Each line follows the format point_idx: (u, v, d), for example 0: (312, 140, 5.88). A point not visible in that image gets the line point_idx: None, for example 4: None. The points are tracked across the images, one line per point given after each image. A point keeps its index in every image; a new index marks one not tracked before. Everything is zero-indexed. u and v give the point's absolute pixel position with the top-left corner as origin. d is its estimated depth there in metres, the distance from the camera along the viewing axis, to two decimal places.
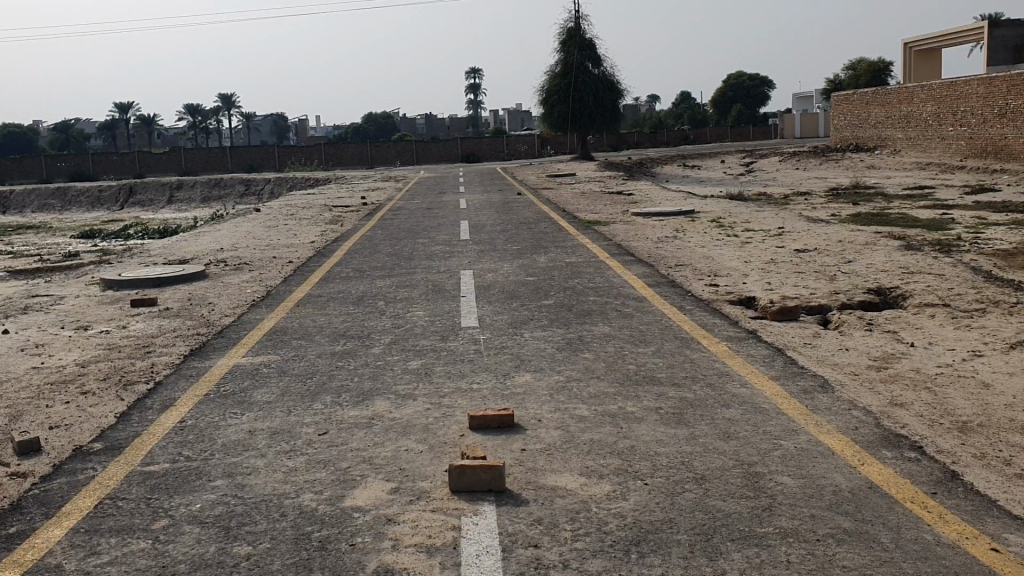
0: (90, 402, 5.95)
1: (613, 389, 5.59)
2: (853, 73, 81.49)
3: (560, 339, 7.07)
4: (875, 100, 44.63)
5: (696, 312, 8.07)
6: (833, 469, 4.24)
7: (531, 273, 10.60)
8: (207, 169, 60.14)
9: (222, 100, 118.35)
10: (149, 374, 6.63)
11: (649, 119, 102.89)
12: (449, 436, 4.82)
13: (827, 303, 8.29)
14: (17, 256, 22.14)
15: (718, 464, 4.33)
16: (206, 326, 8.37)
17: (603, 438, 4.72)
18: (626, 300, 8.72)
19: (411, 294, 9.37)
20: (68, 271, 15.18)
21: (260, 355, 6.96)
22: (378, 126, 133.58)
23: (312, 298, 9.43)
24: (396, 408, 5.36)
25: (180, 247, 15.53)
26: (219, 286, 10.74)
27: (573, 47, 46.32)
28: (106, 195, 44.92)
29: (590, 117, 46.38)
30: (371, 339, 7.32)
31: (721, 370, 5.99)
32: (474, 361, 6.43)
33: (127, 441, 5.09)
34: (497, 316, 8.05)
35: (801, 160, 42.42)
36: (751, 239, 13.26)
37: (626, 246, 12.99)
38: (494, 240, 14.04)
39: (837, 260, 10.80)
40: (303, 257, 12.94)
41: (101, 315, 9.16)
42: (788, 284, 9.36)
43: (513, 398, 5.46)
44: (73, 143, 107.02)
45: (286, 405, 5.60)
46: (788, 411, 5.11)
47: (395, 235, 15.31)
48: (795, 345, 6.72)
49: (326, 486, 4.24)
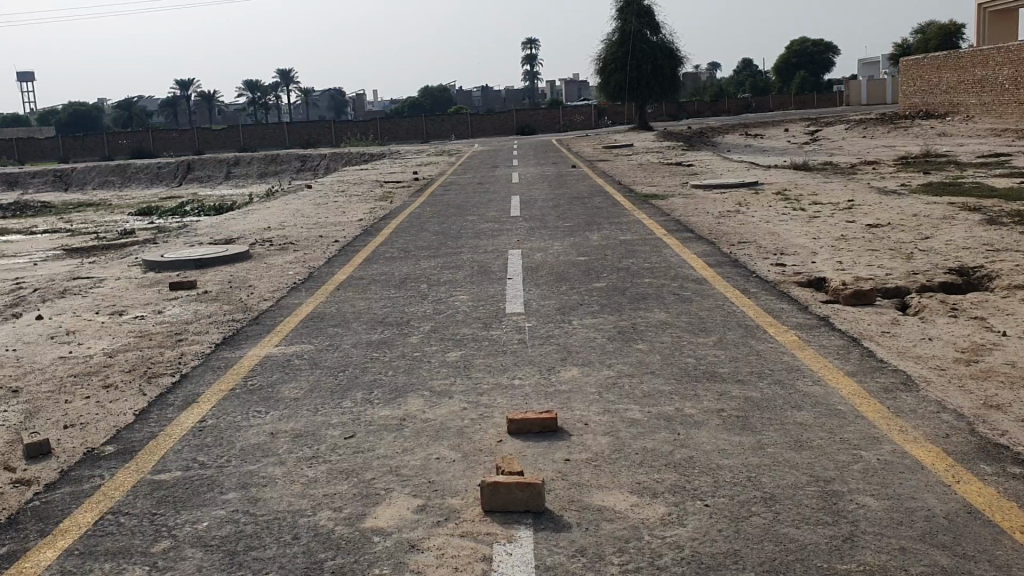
0: (111, 398, 5.61)
1: (669, 386, 5.07)
2: (923, 36, 78.65)
3: (611, 327, 6.56)
4: (947, 64, 42.86)
5: (760, 296, 7.49)
6: (923, 488, 3.66)
7: (583, 252, 10.07)
8: (265, 144, 60.43)
9: (281, 76, 119.31)
10: (175, 365, 6.28)
11: (710, 88, 100.87)
12: (486, 442, 4.35)
13: (906, 285, 7.61)
14: (74, 233, 22.29)
15: (789, 481, 3.80)
16: (242, 311, 8.02)
17: (657, 447, 4.21)
18: (684, 282, 8.15)
19: (455, 276, 8.92)
20: (118, 250, 15.12)
21: (294, 345, 6.57)
22: (435, 99, 133.39)
23: (353, 281, 9.04)
24: (431, 408, 4.92)
25: (229, 225, 15.33)
26: (261, 267, 10.43)
27: (631, 14, 45.27)
28: (164, 171, 45.53)
29: (648, 86, 45.33)
30: (410, 327, 6.89)
31: (791, 365, 5.42)
32: (518, 352, 5.95)
33: (141, 444, 4.73)
34: (545, 300, 7.55)
35: (868, 128, 40.95)
36: (819, 213, 12.52)
37: (685, 222, 12.35)
38: (546, 216, 13.51)
39: (913, 235, 10.07)
40: (349, 236, 12.61)
41: (137, 299, 8.90)
42: (861, 263, 8.70)
43: (558, 397, 4.98)
44: (136, 119, 108.84)
45: (314, 401, 5.20)
46: (868, 415, 4.54)
47: (445, 211, 14.90)
48: (872, 335, 6.10)
49: (345, 503, 3.80)
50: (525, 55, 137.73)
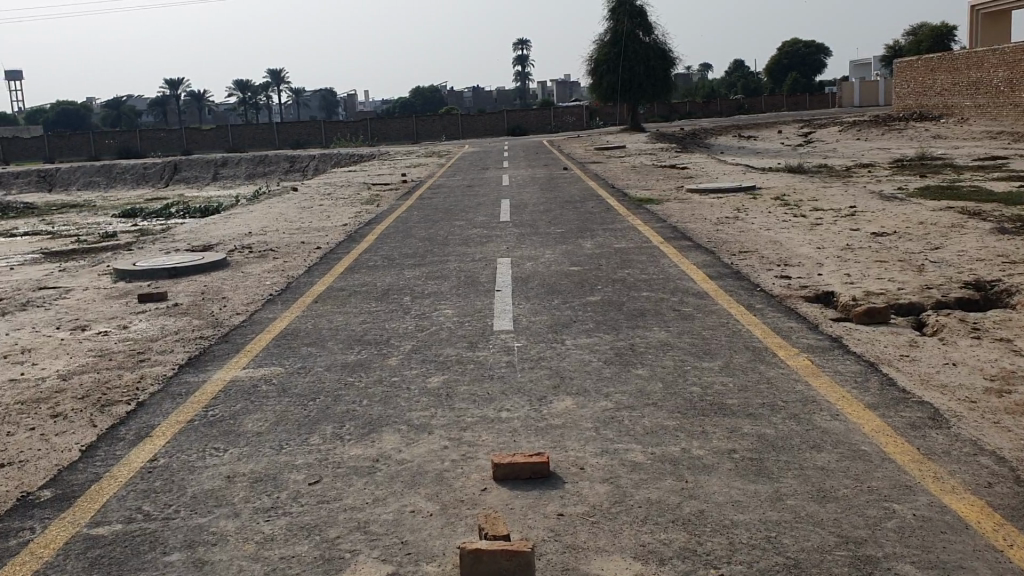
0: (58, 430, 5.08)
1: (674, 421, 4.58)
2: (915, 38, 78.41)
3: (608, 348, 6.06)
4: (941, 66, 42.51)
5: (766, 312, 7.01)
6: (971, 555, 3.18)
7: (576, 261, 9.59)
8: (255, 144, 59.77)
9: (272, 76, 118.63)
10: (132, 391, 5.74)
11: (702, 88, 100.58)
12: (469, 491, 3.85)
13: (920, 300, 7.14)
14: (55, 236, 21.67)
15: (816, 542, 3.31)
16: (212, 326, 7.50)
17: (662, 498, 3.72)
18: (684, 296, 7.66)
19: (441, 287, 8.42)
20: (93, 256, 14.59)
21: (262, 368, 6.05)
22: (426, 100, 132.79)
23: (332, 292, 8.53)
24: (407, 446, 4.41)
25: (208, 230, 14.78)
26: (237, 277, 9.90)
27: (623, 15, 44.77)
28: (151, 172, 44.85)
29: (641, 87, 44.90)
30: (390, 346, 6.39)
31: (806, 396, 4.93)
32: (506, 378, 5.43)
33: (81, 489, 4.20)
34: (535, 316, 7.05)
35: (863, 129, 40.56)
36: (820, 221, 12.05)
37: (682, 229, 11.88)
38: (537, 222, 13.02)
39: (922, 245, 9.60)
40: (332, 242, 12.10)
41: (103, 312, 8.37)
42: (870, 275, 8.22)
43: (550, 433, 4.48)
44: (124, 118, 108.13)
45: (280, 437, 4.68)
46: (897, 458, 4.04)
47: (432, 216, 14.36)
48: (889, 359, 5.62)
49: (303, 570, 3.29)
50: (517, 55, 137.10)
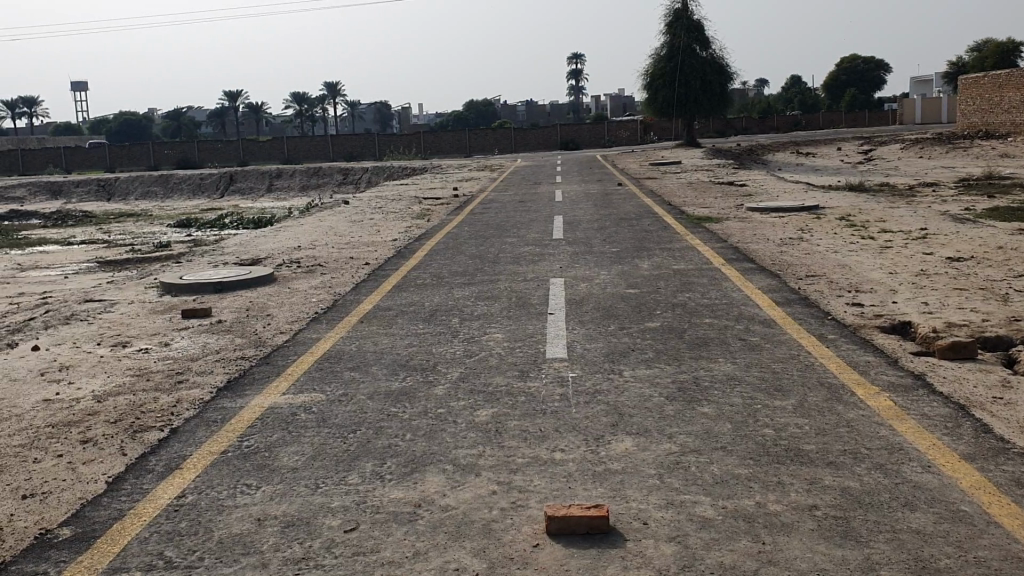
0: (86, 458, 4.79)
1: (746, 470, 4.16)
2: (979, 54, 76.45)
3: (670, 381, 5.63)
4: (1009, 83, 41.20)
5: (840, 344, 6.51)
6: None
7: (632, 283, 9.16)
8: (310, 157, 60.11)
9: (330, 89, 119.63)
10: (165, 417, 5.43)
11: (759, 104, 99.52)
12: (520, 548, 3.47)
13: (1008, 334, 6.59)
14: (110, 245, 21.66)
15: None
16: (254, 347, 7.19)
17: (737, 563, 3.30)
18: (750, 324, 7.20)
19: (491, 308, 8.10)
20: (144, 267, 14.52)
21: (303, 394, 5.72)
22: (479, 114, 133.13)
23: (379, 313, 8.22)
24: (451, 490, 4.05)
25: (258, 243, 14.60)
26: (285, 292, 9.69)
27: (680, 29, 44.14)
28: (206, 183, 45.16)
29: (697, 102, 44.26)
30: (437, 373, 6.03)
31: (892, 444, 4.45)
32: (559, 415, 5.02)
33: (102, 529, 3.89)
34: (591, 343, 6.66)
35: (926, 147, 39.46)
36: (890, 243, 11.51)
37: (744, 250, 11.38)
38: (591, 240, 12.60)
39: (1004, 273, 8.98)
40: (381, 257, 11.89)
41: (145, 328, 8.15)
42: (948, 304, 7.69)
43: (609, 480, 4.09)
44: (183, 129, 109.78)
45: (319, 474, 4.35)
46: (1004, 523, 3.56)
47: (483, 232, 14.02)
48: (982, 403, 5.09)
49: None
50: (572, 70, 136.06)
